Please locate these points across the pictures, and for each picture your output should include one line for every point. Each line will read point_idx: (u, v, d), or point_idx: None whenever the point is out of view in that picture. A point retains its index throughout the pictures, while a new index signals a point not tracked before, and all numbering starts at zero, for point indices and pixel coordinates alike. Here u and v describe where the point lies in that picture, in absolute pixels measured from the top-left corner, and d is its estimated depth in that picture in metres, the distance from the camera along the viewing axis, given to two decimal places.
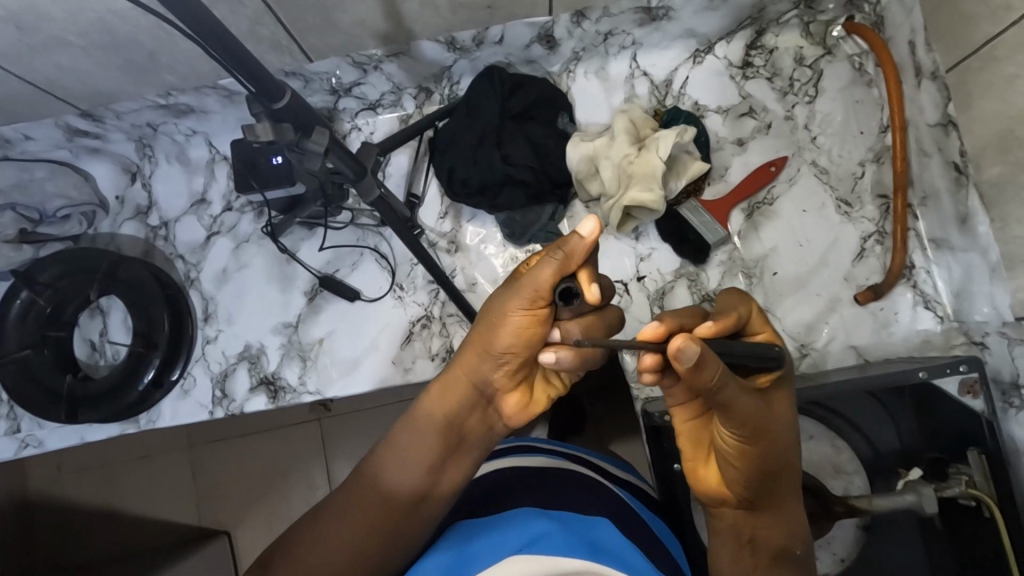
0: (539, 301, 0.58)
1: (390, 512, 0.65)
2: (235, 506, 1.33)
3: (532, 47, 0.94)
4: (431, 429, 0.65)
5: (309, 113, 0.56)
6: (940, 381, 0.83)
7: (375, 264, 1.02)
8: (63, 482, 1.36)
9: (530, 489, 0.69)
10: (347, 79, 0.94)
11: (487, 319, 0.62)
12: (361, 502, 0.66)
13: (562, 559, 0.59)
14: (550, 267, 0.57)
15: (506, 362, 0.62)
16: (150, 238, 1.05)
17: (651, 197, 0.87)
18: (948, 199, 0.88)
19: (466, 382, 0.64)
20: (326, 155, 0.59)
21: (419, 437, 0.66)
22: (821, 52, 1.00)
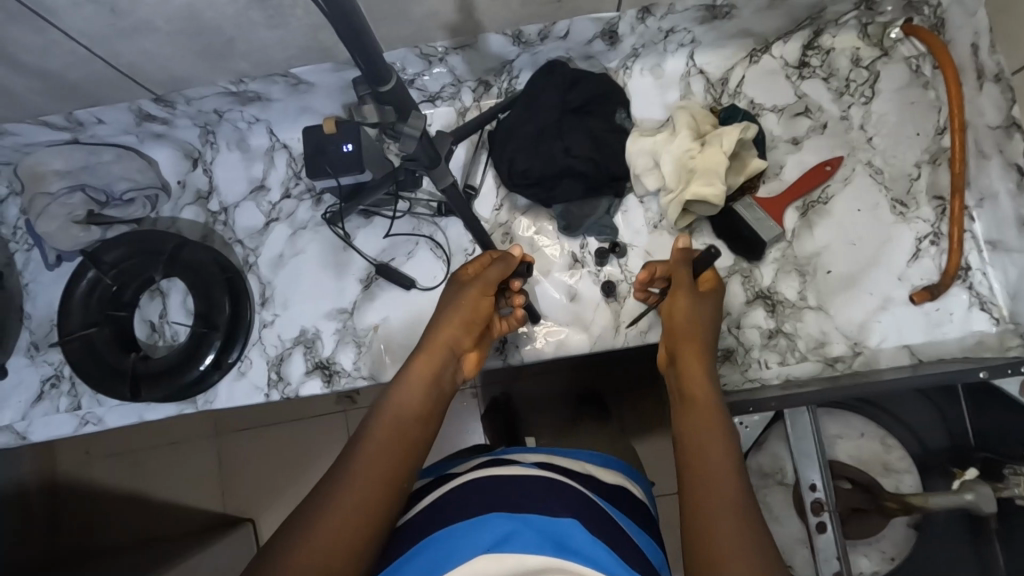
0: (486, 290, 0.85)
1: (395, 459, 0.70)
2: (267, 494, 1.35)
3: (594, 43, 0.95)
4: (417, 379, 0.78)
5: (409, 97, 0.57)
6: (1000, 381, 0.83)
7: (430, 254, 1.04)
8: (97, 463, 1.39)
9: (499, 488, 0.72)
10: (410, 70, 0.96)
11: (451, 304, 0.85)
12: (365, 473, 0.67)
13: (533, 556, 0.63)
14: (500, 269, 0.85)
15: (464, 331, 0.84)
16: (209, 222, 1.07)
17: (712, 191, 0.90)
18: (1009, 200, 0.89)
19: (445, 338, 0.81)
20: (420, 139, 0.61)
21: (406, 399, 0.76)
22: (877, 53, 1.01)
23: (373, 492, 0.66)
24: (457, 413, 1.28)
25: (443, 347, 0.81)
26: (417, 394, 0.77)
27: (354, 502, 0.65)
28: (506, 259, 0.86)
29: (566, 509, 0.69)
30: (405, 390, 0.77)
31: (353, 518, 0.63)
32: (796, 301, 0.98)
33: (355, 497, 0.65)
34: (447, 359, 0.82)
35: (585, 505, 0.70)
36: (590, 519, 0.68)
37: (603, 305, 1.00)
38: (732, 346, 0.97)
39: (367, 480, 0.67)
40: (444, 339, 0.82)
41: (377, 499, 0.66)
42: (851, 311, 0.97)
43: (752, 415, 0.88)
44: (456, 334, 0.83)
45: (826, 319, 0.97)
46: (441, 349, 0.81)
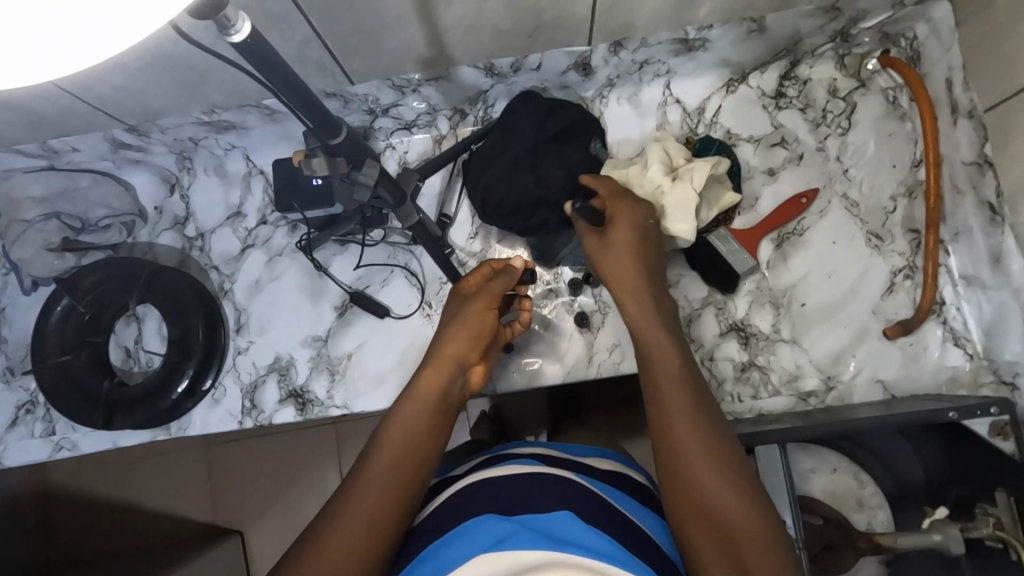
0: (492, 302, 0.81)
1: (399, 481, 0.67)
2: (252, 507, 1.35)
3: (568, 73, 0.95)
4: (423, 394, 0.74)
5: (361, 146, 0.57)
6: (970, 422, 0.82)
7: (405, 282, 1.04)
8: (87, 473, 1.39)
9: (488, 489, 0.69)
10: (384, 100, 0.96)
11: (456, 316, 0.81)
12: (368, 495, 0.65)
13: (529, 551, 0.59)
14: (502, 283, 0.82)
15: (472, 344, 0.80)
16: (186, 248, 1.07)
17: (683, 228, 0.88)
18: (981, 237, 0.88)
19: (449, 351, 0.78)
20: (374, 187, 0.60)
21: (412, 419, 0.72)
22: (854, 84, 1.00)
23: (375, 514, 0.64)
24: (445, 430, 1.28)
25: (450, 362, 0.78)
26: (424, 413, 0.73)
27: (354, 525, 0.62)
28: (507, 270, 0.83)
29: (556, 502, 0.66)
30: (410, 406, 0.73)
31: (353, 543, 0.61)
32: (770, 334, 0.97)
33: (354, 520, 0.63)
34: (455, 374, 0.78)
35: (580, 495, 0.68)
36: (583, 509, 0.66)
37: (577, 335, 1.00)
38: (704, 379, 0.97)
39: (369, 503, 0.64)
40: (449, 354, 0.78)
41: (379, 522, 0.63)
42: (825, 345, 0.96)
43: None
44: (462, 347, 0.79)
45: (799, 352, 0.96)
46: (449, 365, 0.77)
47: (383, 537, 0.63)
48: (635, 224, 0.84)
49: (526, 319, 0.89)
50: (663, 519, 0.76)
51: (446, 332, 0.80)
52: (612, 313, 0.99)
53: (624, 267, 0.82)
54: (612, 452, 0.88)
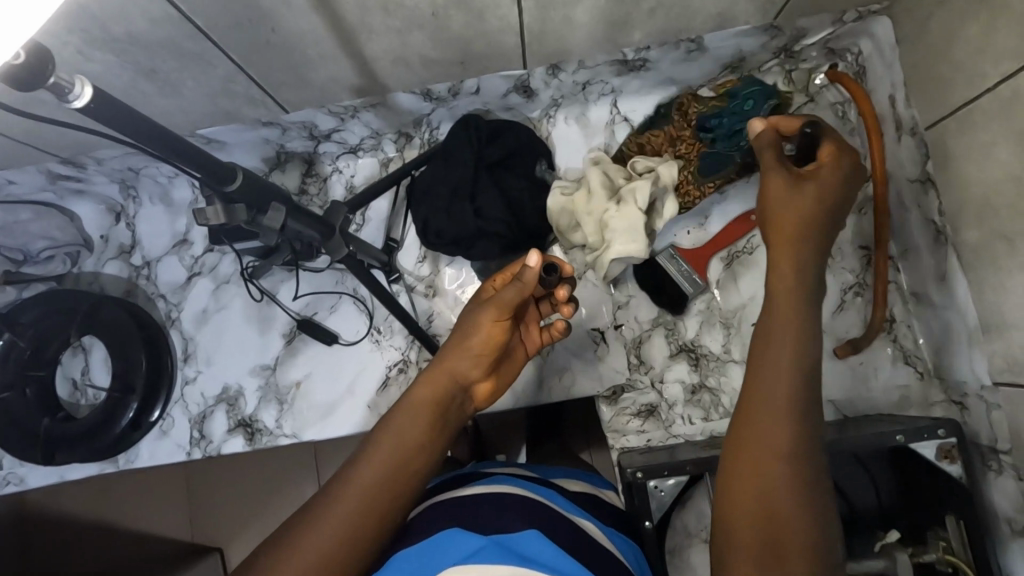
0: (504, 316, 0.68)
1: (379, 503, 0.58)
2: (225, 525, 1.31)
3: (510, 96, 0.93)
4: (424, 400, 0.65)
5: (262, 190, 0.56)
6: (917, 446, 0.82)
7: (353, 307, 1.02)
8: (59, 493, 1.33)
9: (457, 502, 0.63)
10: (324, 127, 0.94)
11: (463, 325, 0.69)
12: (351, 500, 0.57)
13: (499, 563, 0.55)
14: (515, 293, 0.68)
15: (479, 358, 0.69)
16: (133, 277, 1.06)
17: (637, 246, 0.88)
18: (927, 255, 0.87)
19: (457, 362, 0.68)
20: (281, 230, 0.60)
21: (409, 430, 0.62)
22: (804, 99, 0.99)
23: (355, 522, 0.56)
24: None
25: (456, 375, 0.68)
26: (423, 426, 0.63)
27: (320, 541, 0.54)
28: (521, 277, 0.67)
29: (524, 518, 0.60)
30: (408, 414, 0.64)
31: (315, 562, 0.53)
32: (720, 354, 0.96)
33: (323, 535, 0.55)
34: (456, 390, 0.68)
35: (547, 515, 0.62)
36: (550, 528, 0.60)
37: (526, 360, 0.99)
38: (654, 402, 0.96)
39: (342, 517, 0.56)
40: (452, 366, 0.68)
41: (348, 544, 0.55)
42: None
43: (668, 480, 0.84)
44: (470, 362, 0.68)
45: None
46: (452, 380, 0.68)
47: (349, 561, 0.55)
48: (840, 185, 0.56)
49: (563, 326, 0.76)
50: (628, 541, 0.72)
51: (456, 339, 0.70)
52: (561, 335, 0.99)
53: (801, 224, 0.55)
54: (575, 471, 0.84)
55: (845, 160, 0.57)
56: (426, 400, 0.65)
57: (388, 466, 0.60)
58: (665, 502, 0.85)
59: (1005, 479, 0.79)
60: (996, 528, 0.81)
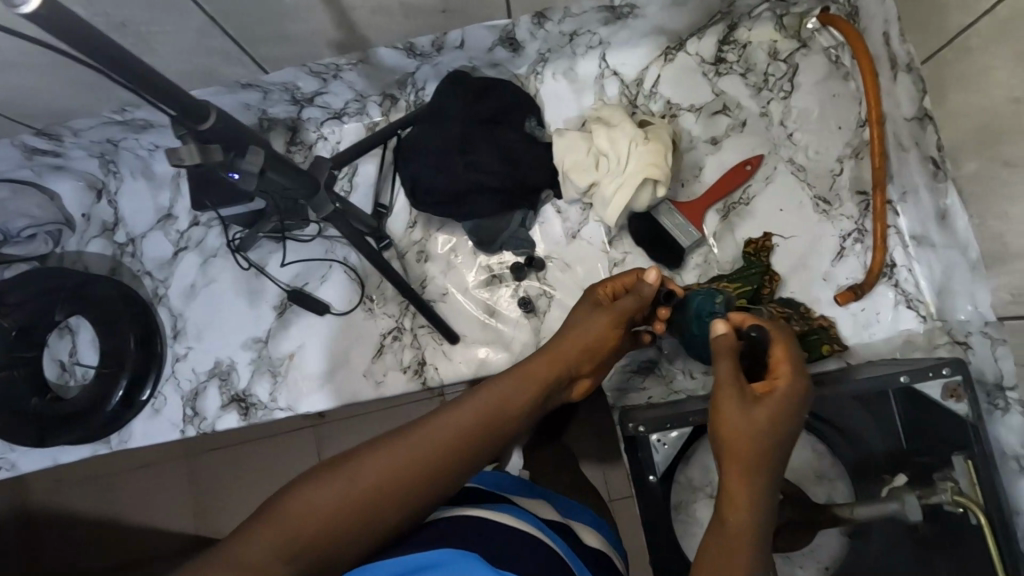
0: (617, 323, 0.73)
1: (491, 432, 0.61)
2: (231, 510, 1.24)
3: (496, 50, 0.91)
4: (525, 387, 0.66)
5: (238, 132, 0.54)
6: (922, 385, 0.80)
7: (344, 276, 1.00)
8: (57, 491, 1.28)
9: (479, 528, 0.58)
10: (307, 89, 0.92)
11: (584, 323, 0.73)
12: (425, 453, 0.56)
13: None
14: (632, 303, 0.73)
15: (591, 353, 0.73)
16: (117, 255, 1.04)
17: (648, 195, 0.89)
18: (927, 194, 0.85)
19: (568, 358, 0.71)
20: (262, 175, 0.57)
21: (525, 384, 0.66)
22: (795, 45, 0.97)
23: (421, 471, 0.56)
24: None
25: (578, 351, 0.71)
26: (537, 382, 0.67)
27: (437, 442, 0.57)
28: (639, 289, 0.74)
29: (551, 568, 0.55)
30: (526, 372, 0.67)
31: (429, 458, 0.56)
32: None
33: (442, 438, 0.58)
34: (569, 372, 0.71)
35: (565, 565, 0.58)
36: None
37: (524, 322, 0.97)
38: (655, 357, 0.95)
39: (460, 429, 0.59)
40: (574, 349, 0.71)
41: (457, 452, 0.58)
42: None
43: (670, 433, 0.83)
44: (587, 351, 0.72)
45: None
46: (570, 359, 0.71)
47: (454, 469, 0.57)
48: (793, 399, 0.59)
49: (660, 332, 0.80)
50: None
51: (564, 337, 0.72)
52: (557, 296, 0.97)
53: (756, 446, 0.57)
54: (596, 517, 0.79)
55: (788, 376, 0.60)
56: (543, 366, 0.69)
57: (503, 403, 0.63)
58: (670, 455, 0.84)
59: (1011, 417, 0.79)
60: (1003, 466, 0.81)
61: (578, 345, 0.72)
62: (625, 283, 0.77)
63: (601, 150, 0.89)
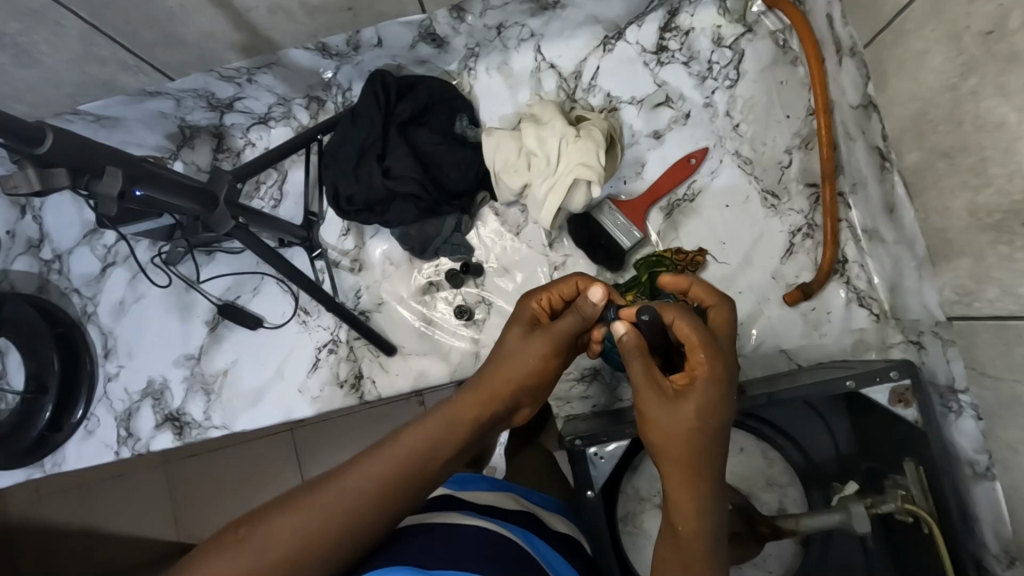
0: (559, 346, 0.64)
1: (403, 482, 0.54)
2: (212, 514, 1.18)
3: (419, 47, 0.87)
4: (460, 422, 0.59)
5: (89, 150, 0.52)
6: (869, 390, 0.75)
7: (277, 288, 0.96)
8: (42, 500, 1.21)
9: (427, 542, 0.59)
10: (222, 94, 0.87)
11: (520, 349, 0.64)
12: (337, 510, 0.51)
13: None
14: (577, 321, 0.64)
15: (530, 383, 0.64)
16: (44, 273, 1.01)
17: (581, 195, 0.83)
18: (875, 186, 0.80)
19: (508, 388, 0.62)
20: (121, 198, 0.55)
21: (451, 419, 0.58)
22: (740, 30, 0.90)
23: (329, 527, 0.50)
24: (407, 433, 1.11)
25: (514, 382, 0.63)
26: (464, 417, 0.59)
27: (342, 500, 0.51)
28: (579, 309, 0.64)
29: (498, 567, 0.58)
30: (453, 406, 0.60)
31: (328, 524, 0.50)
32: None
33: (346, 497, 0.52)
34: (506, 403, 0.63)
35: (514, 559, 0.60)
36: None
37: (461, 331, 0.93)
38: (597, 364, 0.92)
39: (368, 481, 0.53)
40: (509, 377, 0.62)
41: (365, 507, 0.52)
42: None
43: (608, 445, 0.80)
44: (528, 379, 0.63)
45: None
46: (506, 391, 0.63)
47: (358, 526, 0.52)
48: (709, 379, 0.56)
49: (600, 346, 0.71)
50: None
51: (500, 362, 0.63)
52: (496, 303, 0.93)
53: (688, 443, 0.54)
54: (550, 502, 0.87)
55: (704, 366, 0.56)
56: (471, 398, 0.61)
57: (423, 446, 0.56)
58: (606, 470, 0.80)
59: (964, 421, 0.73)
60: (959, 471, 0.75)
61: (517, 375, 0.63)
62: (564, 290, 0.68)
63: (531, 150, 0.85)
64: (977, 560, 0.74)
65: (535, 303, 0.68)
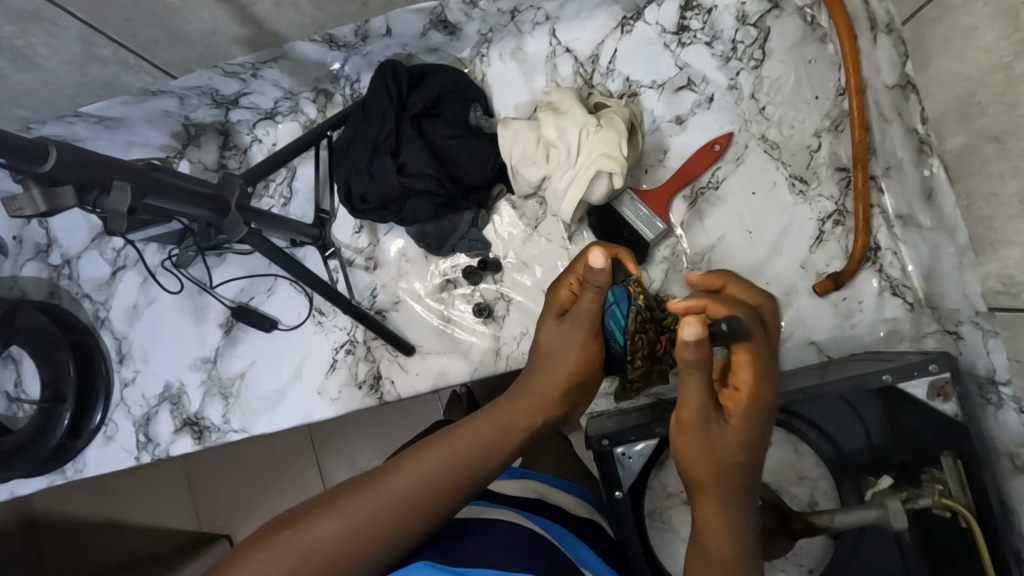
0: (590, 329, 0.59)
1: (438, 488, 0.53)
2: (242, 502, 1.16)
3: (430, 35, 0.83)
4: (506, 421, 0.57)
5: (93, 163, 0.50)
6: (907, 384, 0.73)
7: (290, 288, 0.94)
8: (69, 495, 1.16)
9: (450, 545, 0.60)
10: (227, 91, 0.84)
11: (558, 347, 0.60)
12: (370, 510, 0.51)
13: None
14: (595, 299, 0.57)
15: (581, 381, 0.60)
16: (54, 278, 0.99)
17: (602, 187, 0.80)
18: (911, 170, 0.77)
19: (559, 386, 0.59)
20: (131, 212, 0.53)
21: (490, 430, 0.57)
22: (766, 6, 0.86)
23: (358, 526, 0.50)
24: (428, 414, 1.10)
25: (557, 389, 0.59)
26: (513, 423, 0.58)
27: (367, 505, 0.51)
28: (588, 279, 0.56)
29: (527, 558, 0.60)
30: (495, 413, 0.58)
31: (357, 529, 0.50)
32: None
33: (374, 501, 0.51)
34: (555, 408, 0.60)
35: (544, 550, 0.62)
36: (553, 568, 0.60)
37: (481, 328, 0.91)
38: None
39: (397, 493, 0.52)
40: (550, 380, 0.59)
41: (395, 518, 0.51)
42: None
43: (636, 445, 0.78)
44: (573, 380, 0.59)
45: None
46: (555, 395, 0.60)
47: (393, 539, 0.51)
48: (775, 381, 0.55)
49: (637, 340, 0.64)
50: (599, 558, 0.72)
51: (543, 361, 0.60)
52: (516, 299, 0.90)
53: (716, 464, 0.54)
54: (563, 481, 0.88)
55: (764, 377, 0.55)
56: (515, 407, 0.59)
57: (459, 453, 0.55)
58: (635, 469, 0.78)
59: (1005, 414, 0.72)
60: (996, 464, 0.73)
61: (561, 372, 0.59)
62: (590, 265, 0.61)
63: (549, 142, 0.82)
64: (1015, 552, 0.73)
65: (564, 291, 0.62)
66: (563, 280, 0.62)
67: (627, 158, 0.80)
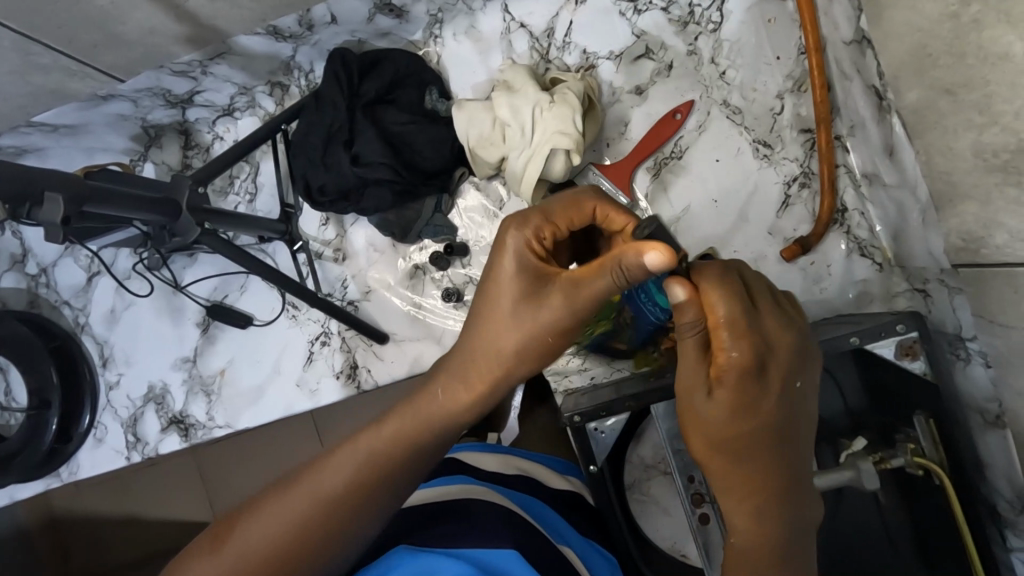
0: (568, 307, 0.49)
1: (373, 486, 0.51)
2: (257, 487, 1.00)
3: (377, 19, 0.82)
4: (445, 408, 0.52)
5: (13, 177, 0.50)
6: (874, 346, 0.71)
7: (263, 283, 0.95)
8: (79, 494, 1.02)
9: (431, 536, 0.60)
10: (179, 90, 0.84)
11: (510, 325, 0.50)
12: (306, 502, 0.51)
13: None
14: (611, 285, 0.46)
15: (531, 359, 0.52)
16: (32, 287, 1.01)
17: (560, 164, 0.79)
18: (873, 127, 0.75)
19: (503, 365, 0.51)
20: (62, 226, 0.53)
21: (431, 408, 0.52)
22: None
23: (298, 523, 0.51)
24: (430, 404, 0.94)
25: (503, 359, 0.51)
26: (454, 401, 0.52)
27: (300, 509, 0.51)
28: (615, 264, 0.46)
29: (508, 532, 0.59)
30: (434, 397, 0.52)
31: (298, 525, 0.51)
32: None
33: (309, 497, 0.51)
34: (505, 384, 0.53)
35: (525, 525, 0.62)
36: (532, 540, 0.60)
37: (451, 313, 0.91)
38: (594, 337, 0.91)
39: (333, 486, 0.51)
40: (495, 354, 0.51)
41: (334, 515, 0.51)
42: None
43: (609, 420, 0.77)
44: (517, 361, 0.51)
45: None
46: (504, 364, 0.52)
47: (336, 533, 0.51)
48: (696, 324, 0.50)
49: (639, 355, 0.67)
50: (584, 539, 0.73)
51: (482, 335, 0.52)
52: None
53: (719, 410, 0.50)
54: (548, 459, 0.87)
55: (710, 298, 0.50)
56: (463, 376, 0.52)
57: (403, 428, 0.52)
58: (608, 444, 0.78)
59: (974, 368, 0.70)
60: (968, 420, 0.73)
61: (504, 349, 0.51)
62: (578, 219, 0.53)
63: (503, 121, 0.81)
64: (990, 506, 0.73)
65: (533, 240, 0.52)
66: (538, 227, 0.52)
67: (583, 132, 0.79)
